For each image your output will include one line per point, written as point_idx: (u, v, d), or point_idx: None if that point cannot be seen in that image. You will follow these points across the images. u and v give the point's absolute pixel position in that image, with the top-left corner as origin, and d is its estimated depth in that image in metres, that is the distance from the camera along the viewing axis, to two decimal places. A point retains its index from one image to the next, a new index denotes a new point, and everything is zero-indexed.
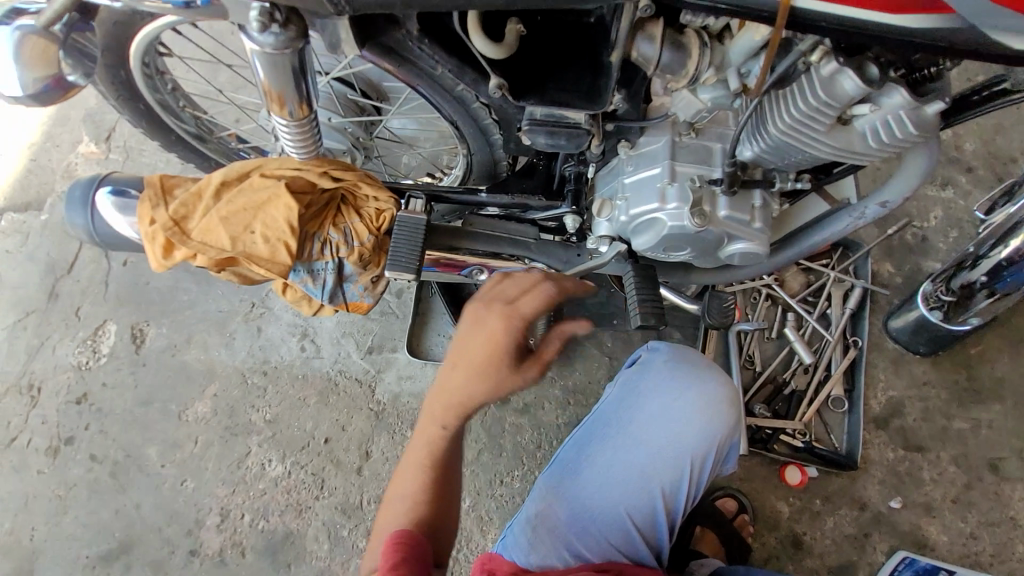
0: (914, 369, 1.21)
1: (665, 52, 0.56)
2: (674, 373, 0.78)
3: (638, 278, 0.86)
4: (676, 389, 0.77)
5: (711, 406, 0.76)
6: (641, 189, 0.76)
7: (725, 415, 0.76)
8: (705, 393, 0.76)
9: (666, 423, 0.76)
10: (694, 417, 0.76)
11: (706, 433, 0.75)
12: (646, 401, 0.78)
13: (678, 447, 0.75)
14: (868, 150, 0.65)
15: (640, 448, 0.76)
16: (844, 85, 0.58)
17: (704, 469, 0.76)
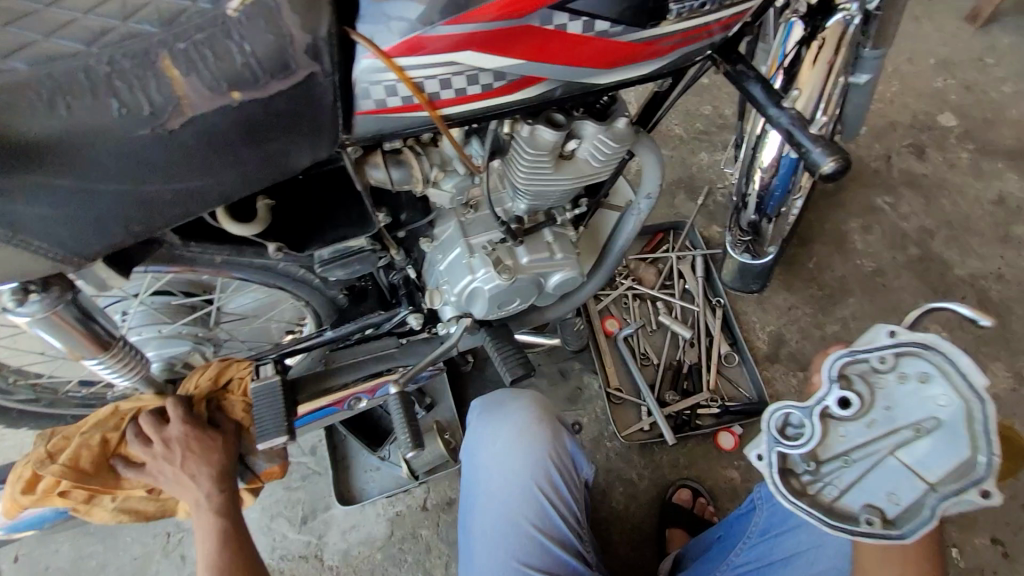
0: (775, 301, 1.37)
1: (395, 170, 0.65)
2: (486, 420, 0.80)
3: (497, 341, 0.95)
4: (492, 433, 0.78)
5: (526, 430, 0.78)
6: (455, 270, 0.85)
7: (543, 429, 0.78)
8: (516, 422, 0.78)
9: (501, 469, 0.76)
10: (519, 449, 0.77)
11: (538, 454, 0.77)
12: (478, 460, 0.78)
13: (522, 482, 0.75)
14: (597, 169, 0.78)
15: (495, 503, 0.75)
16: (543, 137, 0.70)
17: (557, 486, 0.77)
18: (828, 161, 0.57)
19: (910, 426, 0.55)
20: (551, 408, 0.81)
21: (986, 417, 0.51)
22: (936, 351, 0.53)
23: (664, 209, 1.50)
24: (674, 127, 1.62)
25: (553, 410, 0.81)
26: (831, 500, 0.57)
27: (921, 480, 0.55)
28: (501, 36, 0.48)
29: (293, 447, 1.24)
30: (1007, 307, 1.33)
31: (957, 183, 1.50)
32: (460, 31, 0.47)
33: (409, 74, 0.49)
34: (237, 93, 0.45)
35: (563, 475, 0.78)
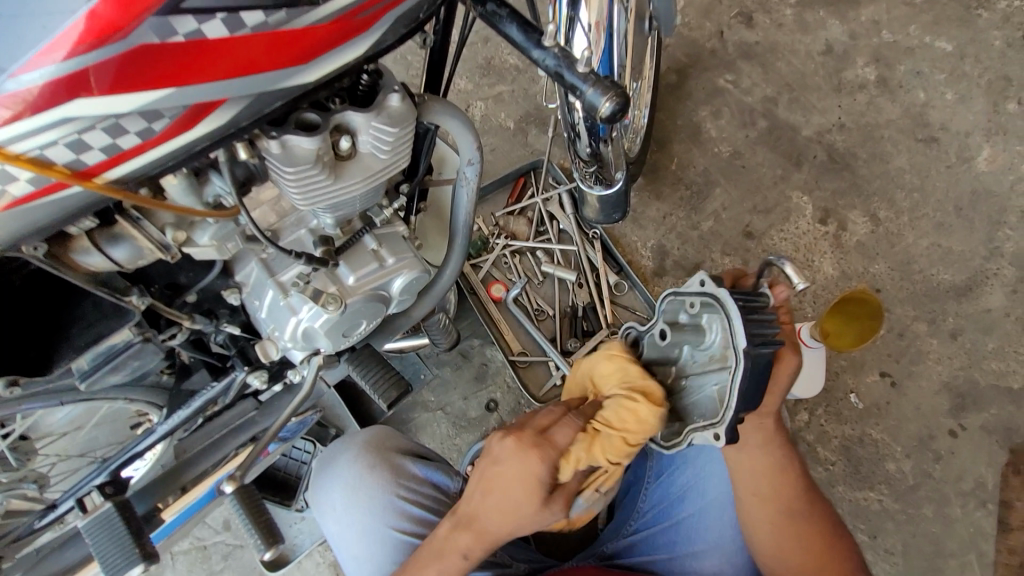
0: (647, 211, 1.34)
1: (118, 247, 0.52)
2: (320, 489, 0.80)
3: (361, 366, 0.85)
4: (334, 496, 0.79)
5: (360, 482, 0.78)
6: (277, 316, 0.73)
7: (376, 474, 0.79)
8: (346, 480, 0.79)
9: (351, 528, 0.78)
10: (358, 502, 0.78)
11: (378, 500, 0.78)
12: (331, 526, 0.79)
13: (375, 531, 0.77)
14: (390, 160, 0.66)
15: (363, 558, 0.78)
16: (298, 148, 0.58)
17: (413, 515, 0.78)
18: (604, 100, 0.49)
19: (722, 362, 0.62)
20: (381, 443, 0.81)
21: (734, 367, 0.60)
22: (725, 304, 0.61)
23: (519, 151, 1.41)
24: (507, 58, 1.48)
25: (384, 445, 0.81)
26: None
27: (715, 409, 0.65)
28: (114, 70, 0.39)
29: (204, 529, 1.13)
30: (853, 153, 1.37)
31: (785, 40, 1.49)
32: (52, 80, 0.38)
33: (19, 149, 0.40)
34: None
35: (417, 502, 0.79)
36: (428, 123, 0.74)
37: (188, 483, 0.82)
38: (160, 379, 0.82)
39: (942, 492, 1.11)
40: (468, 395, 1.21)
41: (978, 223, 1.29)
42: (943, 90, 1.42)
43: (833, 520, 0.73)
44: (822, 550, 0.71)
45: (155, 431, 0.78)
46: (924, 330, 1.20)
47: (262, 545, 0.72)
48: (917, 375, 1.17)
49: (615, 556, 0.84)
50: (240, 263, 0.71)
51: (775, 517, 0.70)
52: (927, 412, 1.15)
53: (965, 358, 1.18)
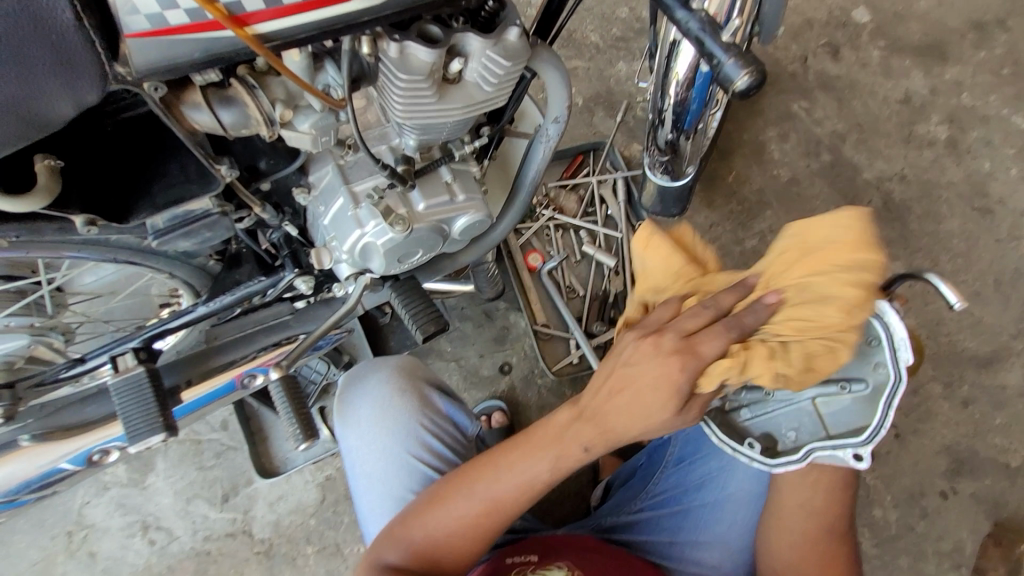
0: (695, 216, 1.34)
1: (229, 110, 0.52)
2: (349, 403, 0.80)
3: (402, 296, 0.85)
4: (361, 415, 0.79)
5: (388, 404, 0.79)
6: (339, 223, 0.74)
7: (404, 399, 0.79)
8: (376, 398, 0.79)
9: (371, 446, 0.78)
10: (383, 423, 0.78)
11: (402, 424, 0.78)
12: (348, 442, 0.79)
13: (392, 453, 0.78)
14: (491, 94, 0.66)
15: (374, 479, 0.78)
16: (415, 57, 0.57)
17: (433, 447, 0.78)
18: (742, 73, 0.48)
19: (838, 382, 0.64)
20: (412, 371, 0.81)
21: (892, 389, 0.60)
22: (884, 318, 0.61)
23: (582, 129, 1.40)
24: (589, 34, 1.47)
25: (415, 373, 0.82)
26: (740, 421, 0.70)
27: (824, 430, 0.65)
28: None
29: (201, 425, 1.14)
30: (909, 207, 1.37)
31: (867, 80, 1.48)
32: None
33: None
34: None
35: (437, 435, 0.79)
36: (529, 69, 0.74)
37: (199, 374, 0.81)
38: (207, 264, 0.82)
39: (919, 547, 1.14)
40: (483, 353, 1.22)
41: (1013, 302, 1.30)
42: (1009, 165, 1.42)
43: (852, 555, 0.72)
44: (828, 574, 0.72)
45: (194, 309, 0.78)
46: (938, 392, 1.22)
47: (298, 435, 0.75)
48: (922, 432, 1.19)
49: (615, 530, 0.86)
50: (317, 165, 0.72)
51: (788, 530, 0.71)
52: (923, 469, 1.17)
53: (971, 426, 1.20)
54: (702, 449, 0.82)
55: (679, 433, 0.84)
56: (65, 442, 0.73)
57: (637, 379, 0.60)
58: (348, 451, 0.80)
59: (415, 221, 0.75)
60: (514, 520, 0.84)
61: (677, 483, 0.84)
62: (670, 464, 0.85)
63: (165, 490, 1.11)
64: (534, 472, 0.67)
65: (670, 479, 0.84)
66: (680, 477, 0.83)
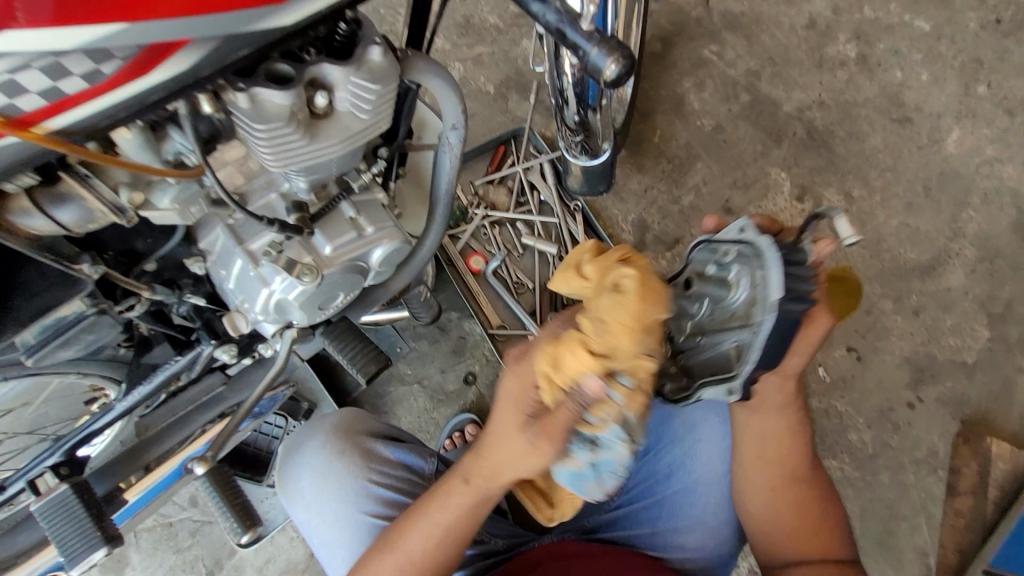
0: (628, 184, 1.32)
1: (68, 207, 0.47)
2: (290, 475, 0.77)
3: (336, 340, 0.81)
4: (304, 484, 0.76)
5: (330, 470, 0.75)
6: (244, 285, 0.69)
7: (346, 459, 0.76)
8: (315, 466, 0.76)
9: (321, 515, 0.75)
10: (329, 489, 0.75)
11: (348, 487, 0.75)
12: (299, 514, 0.76)
13: (347, 517, 0.74)
14: (371, 121, 0.61)
15: (335, 547, 0.75)
16: (269, 103, 0.52)
17: (386, 501, 0.75)
18: (609, 61, 0.46)
19: None
20: (349, 427, 0.78)
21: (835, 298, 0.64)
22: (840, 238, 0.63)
23: (499, 117, 1.35)
24: (487, 17, 1.41)
25: (353, 428, 0.78)
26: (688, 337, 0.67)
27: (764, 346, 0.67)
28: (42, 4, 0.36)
29: (168, 507, 1.09)
30: (832, 132, 1.38)
31: (771, 11, 1.47)
32: None
33: None
34: None
35: (389, 487, 0.76)
36: (410, 82, 0.69)
37: (139, 470, 0.76)
38: (117, 353, 0.76)
39: (898, 460, 1.18)
40: (445, 368, 1.19)
41: (944, 204, 1.33)
42: (919, 70, 1.43)
43: (819, 497, 0.74)
44: (797, 520, 0.73)
45: (113, 407, 0.72)
46: (890, 307, 1.25)
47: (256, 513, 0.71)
48: (881, 349, 1.22)
49: (599, 529, 0.85)
50: (205, 231, 0.67)
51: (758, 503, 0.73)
52: (889, 385, 1.20)
53: (925, 334, 1.23)
54: (664, 438, 0.82)
55: None
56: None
57: (498, 442, 0.61)
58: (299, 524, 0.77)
59: (324, 268, 0.70)
60: (496, 542, 0.83)
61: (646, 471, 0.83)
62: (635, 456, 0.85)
63: None
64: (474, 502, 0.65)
65: (640, 470, 0.84)
66: (649, 467, 0.83)
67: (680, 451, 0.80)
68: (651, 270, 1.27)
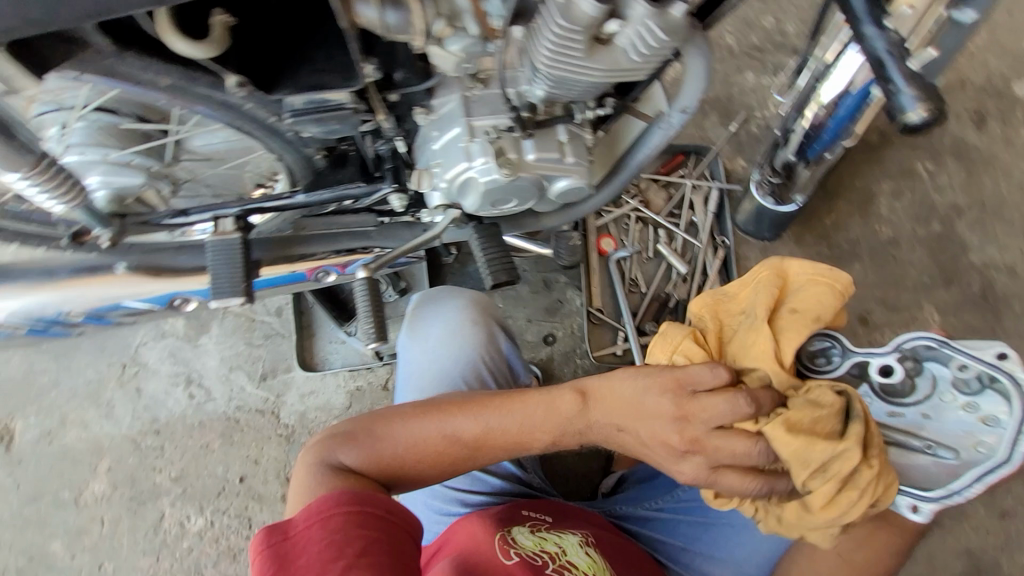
0: (779, 247, 1.30)
1: (394, 15, 0.54)
2: (420, 319, 0.84)
3: (485, 239, 0.86)
4: (431, 329, 0.83)
5: (456, 330, 0.82)
6: (449, 152, 0.75)
7: (472, 330, 0.82)
8: (447, 321, 0.83)
9: (430, 362, 0.81)
10: (449, 345, 0.82)
11: (463, 353, 0.81)
12: (411, 352, 0.83)
13: (448, 377, 0.80)
14: (636, 64, 0.66)
15: (424, 395, 0.81)
16: (579, 9, 0.57)
17: (484, 383, 0.81)
18: (919, 108, 0.46)
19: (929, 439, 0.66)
20: (486, 307, 0.84)
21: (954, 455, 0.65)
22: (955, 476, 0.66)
23: (691, 130, 1.36)
24: (726, 36, 1.42)
25: (488, 310, 0.85)
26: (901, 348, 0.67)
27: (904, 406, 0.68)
28: None
29: (260, 306, 1.21)
30: (1009, 302, 1.28)
31: (1007, 158, 1.37)
32: None
33: None
34: None
35: (492, 373, 0.82)
36: (675, 53, 0.72)
37: (281, 258, 0.85)
38: None
39: None
40: (532, 319, 1.24)
41: None
42: None
43: None
44: None
45: (293, 197, 0.82)
46: (980, 496, 1.16)
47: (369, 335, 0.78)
48: (947, 529, 1.14)
49: (630, 520, 0.86)
50: (442, 93, 0.73)
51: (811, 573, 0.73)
52: (937, 565, 1.13)
53: (1003, 540, 1.14)
54: None
55: None
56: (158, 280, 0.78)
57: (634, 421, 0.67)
58: (403, 361, 0.84)
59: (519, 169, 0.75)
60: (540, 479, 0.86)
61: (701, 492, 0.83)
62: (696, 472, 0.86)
63: (214, 354, 1.19)
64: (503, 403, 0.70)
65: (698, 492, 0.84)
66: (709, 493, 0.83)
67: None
68: None
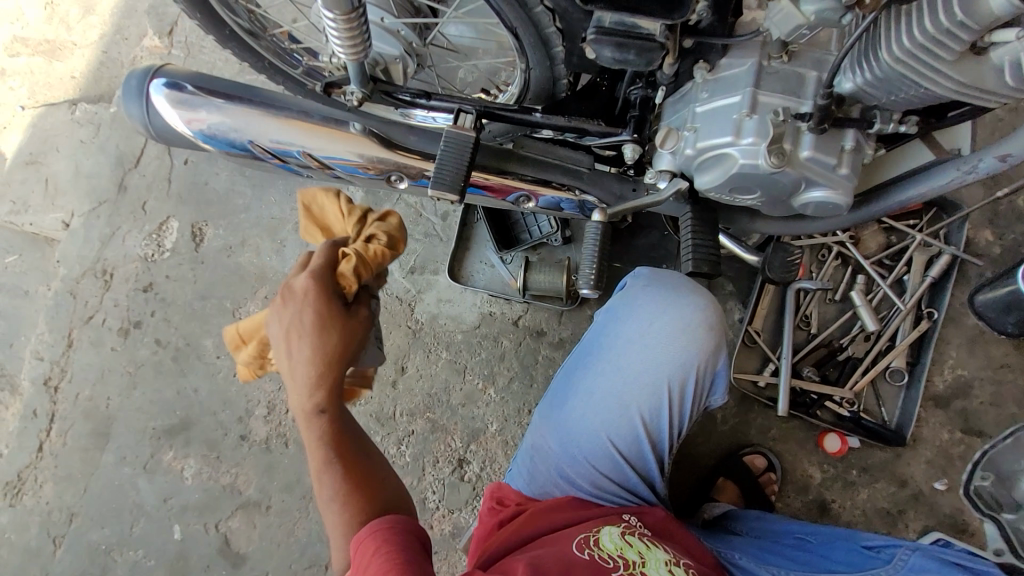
0: (994, 345, 1.10)
1: None
2: (651, 296, 0.77)
3: (697, 222, 0.78)
4: (652, 312, 0.76)
5: (689, 328, 0.74)
6: (713, 119, 0.68)
7: (706, 335, 0.75)
8: (683, 314, 0.75)
9: (647, 344, 0.75)
10: (677, 338, 0.74)
11: (687, 355, 0.74)
12: (626, 326, 0.76)
13: (658, 368, 0.74)
14: (1000, 90, 0.55)
15: (623, 370, 0.75)
16: (984, 6, 0.48)
17: (685, 392, 0.75)
18: None
19: None
20: (722, 319, 0.76)
21: None
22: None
23: None
24: None
25: (723, 324, 0.77)
26: None
27: None
28: None
29: (429, 204, 1.25)
30: None
31: None
32: None
33: None
34: None
35: (697, 387, 0.75)
36: None
37: (492, 168, 0.82)
38: None
39: None
40: None
41: None
42: None
43: None
44: None
45: (529, 113, 0.80)
46: None
47: (587, 281, 0.78)
48: None
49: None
50: (735, 54, 0.66)
51: None
52: None
53: None
54: None
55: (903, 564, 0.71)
56: (381, 151, 0.78)
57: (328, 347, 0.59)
58: (613, 326, 0.77)
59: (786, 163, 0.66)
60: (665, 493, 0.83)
61: (844, 562, 0.76)
62: (847, 541, 0.79)
63: None
64: (318, 366, 0.58)
65: None
66: None
67: (901, 573, 0.71)
68: (929, 429, 1.09)
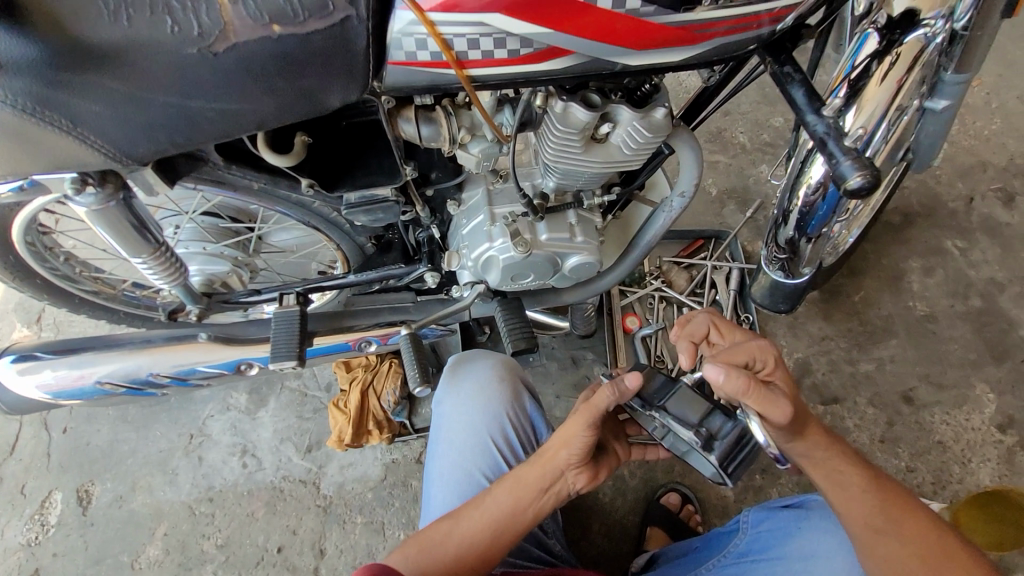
0: (808, 324, 1.30)
1: (427, 128, 0.68)
2: (453, 377, 0.89)
3: (506, 311, 0.95)
4: (458, 387, 0.87)
5: (488, 385, 0.87)
6: (473, 234, 0.87)
7: (502, 386, 0.87)
8: (478, 377, 0.87)
9: (462, 415, 0.85)
10: (479, 398, 0.85)
11: (494, 407, 0.85)
12: (445, 409, 0.87)
13: (479, 428, 0.83)
14: (628, 157, 0.78)
15: (454, 445, 0.83)
16: (575, 116, 0.70)
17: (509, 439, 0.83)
18: (856, 175, 0.54)
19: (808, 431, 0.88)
20: (514, 368, 0.90)
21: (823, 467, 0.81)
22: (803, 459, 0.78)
23: (709, 217, 1.45)
24: (738, 135, 1.56)
25: (515, 371, 0.90)
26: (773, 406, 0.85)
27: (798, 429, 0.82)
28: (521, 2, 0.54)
29: (311, 381, 1.33)
30: None
31: None
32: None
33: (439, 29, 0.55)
34: (276, 26, 0.54)
35: (516, 430, 0.85)
36: (667, 145, 0.83)
37: (330, 329, 0.96)
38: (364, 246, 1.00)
39: None
40: (560, 395, 1.27)
41: None
42: None
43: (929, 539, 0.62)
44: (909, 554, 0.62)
45: (345, 277, 0.97)
46: None
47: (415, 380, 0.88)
48: None
49: None
50: (468, 187, 0.88)
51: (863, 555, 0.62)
52: None
53: None
54: (769, 552, 0.79)
55: (748, 525, 0.83)
56: (224, 348, 0.89)
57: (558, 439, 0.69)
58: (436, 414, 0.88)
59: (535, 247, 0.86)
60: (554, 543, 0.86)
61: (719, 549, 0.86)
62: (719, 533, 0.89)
63: (268, 426, 1.29)
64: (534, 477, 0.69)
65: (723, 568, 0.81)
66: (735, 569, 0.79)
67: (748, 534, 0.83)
68: None
